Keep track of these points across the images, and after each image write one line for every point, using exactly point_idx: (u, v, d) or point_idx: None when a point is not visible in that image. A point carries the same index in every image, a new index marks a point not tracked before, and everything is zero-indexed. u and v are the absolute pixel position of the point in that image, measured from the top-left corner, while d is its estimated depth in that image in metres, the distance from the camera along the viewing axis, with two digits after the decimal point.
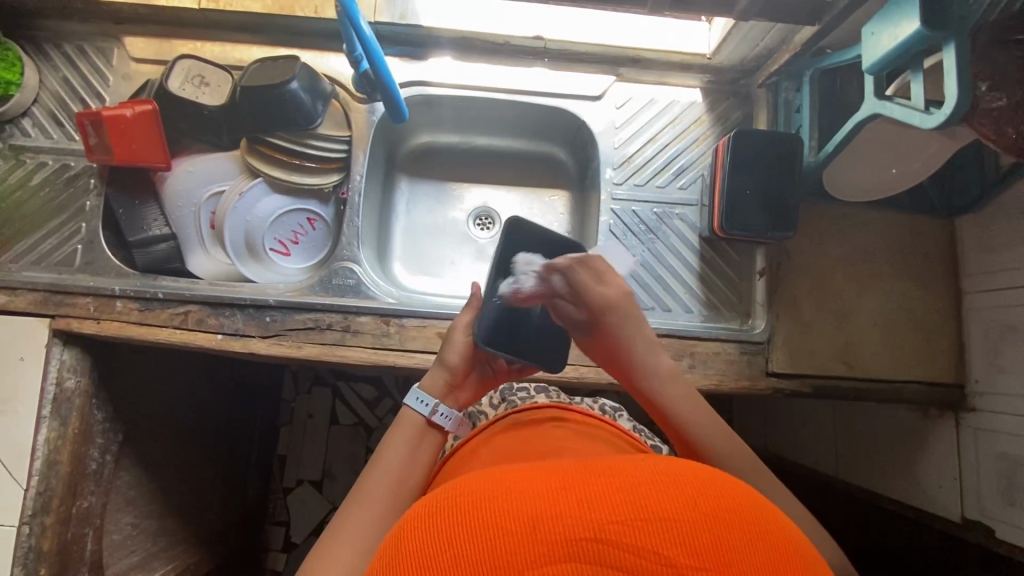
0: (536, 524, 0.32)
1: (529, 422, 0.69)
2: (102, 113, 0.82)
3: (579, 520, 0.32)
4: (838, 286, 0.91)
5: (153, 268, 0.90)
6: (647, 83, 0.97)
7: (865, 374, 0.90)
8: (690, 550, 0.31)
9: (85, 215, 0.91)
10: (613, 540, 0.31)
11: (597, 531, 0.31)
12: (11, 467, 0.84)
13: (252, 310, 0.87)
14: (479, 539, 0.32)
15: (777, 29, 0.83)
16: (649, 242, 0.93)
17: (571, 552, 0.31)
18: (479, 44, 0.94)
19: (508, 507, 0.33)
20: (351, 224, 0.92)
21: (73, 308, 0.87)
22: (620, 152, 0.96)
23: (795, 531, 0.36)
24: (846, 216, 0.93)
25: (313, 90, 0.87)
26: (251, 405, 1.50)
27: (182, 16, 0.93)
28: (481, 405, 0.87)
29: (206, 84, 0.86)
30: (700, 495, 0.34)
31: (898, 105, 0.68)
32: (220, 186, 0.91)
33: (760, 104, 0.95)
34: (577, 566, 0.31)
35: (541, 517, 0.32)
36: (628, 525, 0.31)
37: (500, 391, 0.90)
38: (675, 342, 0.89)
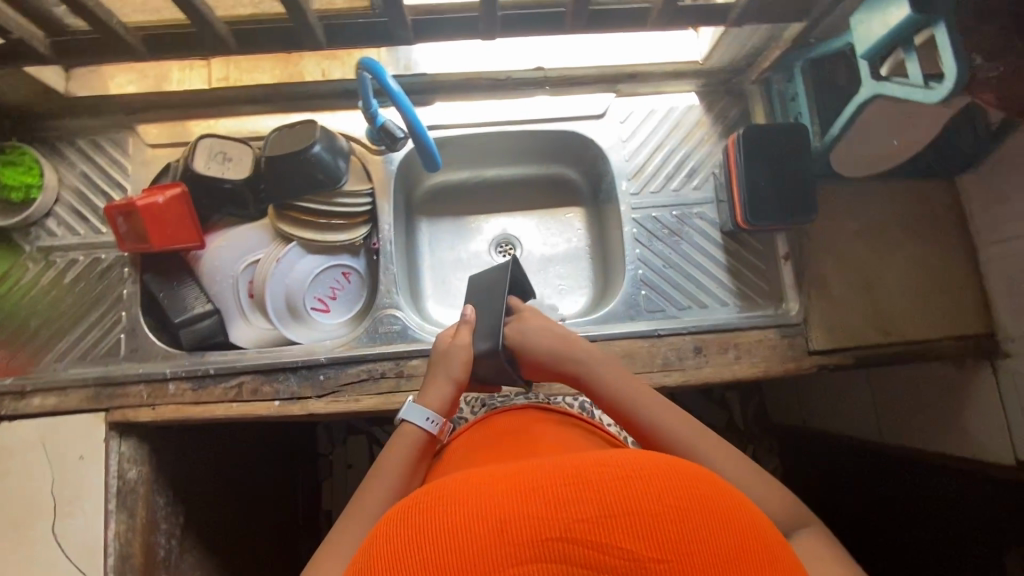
0: (504, 527, 0.36)
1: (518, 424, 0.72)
2: (135, 203, 0.83)
3: (546, 520, 0.35)
4: (859, 258, 0.95)
5: (199, 345, 0.90)
6: (646, 95, 1.01)
7: (900, 338, 0.94)
8: (647, 542, 0.35)
9: (123, 304, 0.92)
10: (581, 538, 0.35)
11: (564, 532, 0.35)
12: (86, 567, 0.83)
13: (305, 371, 0.88)
14: (452, 544, 0.36)
15: (764, 28, 0.87)
16: (675, 244, 0.97)
17: (538, 550, 0.34)
18: (483, 82, 0.98)
19: (479, 513, 0.37)
20: (387, 271, 0.94)
21: (127, 399, 0.87)
22: (631, 163, 1.00)
23: (751, 506, 0.41)
24: (856, 191, 0.97)
25: (333, 149, 0.88)
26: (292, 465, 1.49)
27: (194, 97, 0.95)
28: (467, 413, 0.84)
29: (230, 159, 0.88)
30: (660, 488, 0.37)
31: (898, 84, 0.72)
32: (254, 256, 0.92)
33: (754, 99, 1.00)
34: (544, 564, 0.34)
35: (512, 521, 0.36)
36: (591, 524, 0.35)
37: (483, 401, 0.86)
38: (717, 336, 0.92)
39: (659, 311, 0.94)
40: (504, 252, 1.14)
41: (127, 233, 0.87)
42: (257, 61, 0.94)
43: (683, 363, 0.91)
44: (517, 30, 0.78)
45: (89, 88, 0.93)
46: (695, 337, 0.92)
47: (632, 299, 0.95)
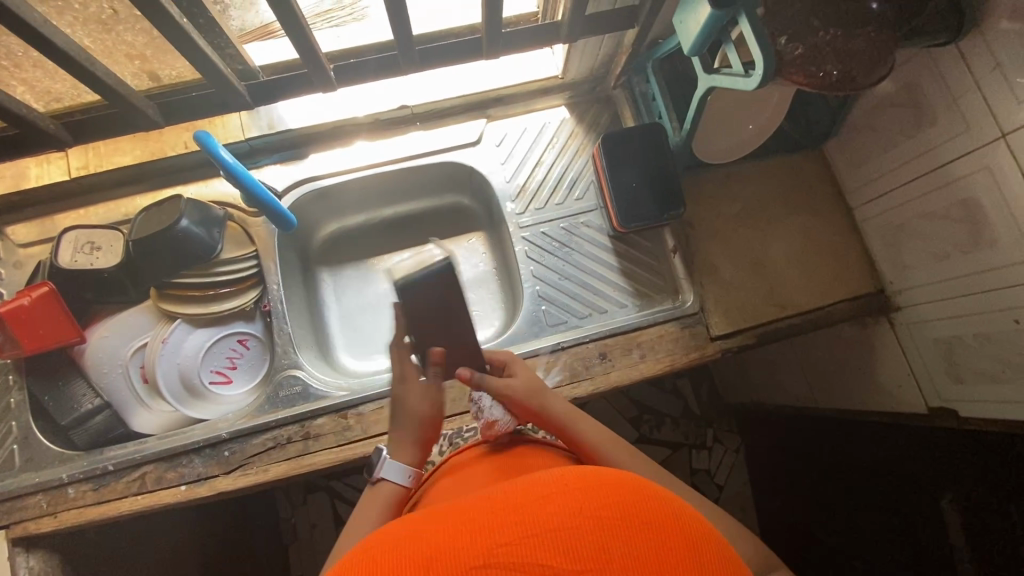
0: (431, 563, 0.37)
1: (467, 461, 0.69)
2: (0, 310, 0.81)
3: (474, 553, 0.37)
4: (744, 239, 0.98)
5: (97, 443, 0.88)
6: (517, 115, 1.03)
7: (797, 309, 0.96)
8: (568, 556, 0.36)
9: (12, 413, 0.88)
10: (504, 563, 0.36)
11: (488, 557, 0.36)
12: None
13: (209, 449, 0.86)
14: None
15: (608, 37, 0.90)
16: (567, 256, 0.98)
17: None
18: (353, 128, 0.98)
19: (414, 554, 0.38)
20: (282, 331, 0.93)
21: (26, 511, 0.84)
22: (513, 184, 1.01)
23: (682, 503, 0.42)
24: (731, 175, 1.00)
25: (205, 220, 0.87)
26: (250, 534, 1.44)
27: (58, 190, 0.93)
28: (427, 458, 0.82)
29: (99, 247, 0.86)
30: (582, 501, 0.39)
31: (724, 75, 0.75)
32: (140, 340, 0.90)
33: (621, 102, 1.02)
34: None
35: (447, 539, 0.38)
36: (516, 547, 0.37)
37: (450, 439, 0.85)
38: (620, 339, 0.93)
39: (561, 323, 0.95)
40: None
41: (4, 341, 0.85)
42: (118, 143, 0.93)
43: (590, 372, 0.91)
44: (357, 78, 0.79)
45: None
46: (598, 344, 0.93)
47: (534, 316, 0.96)
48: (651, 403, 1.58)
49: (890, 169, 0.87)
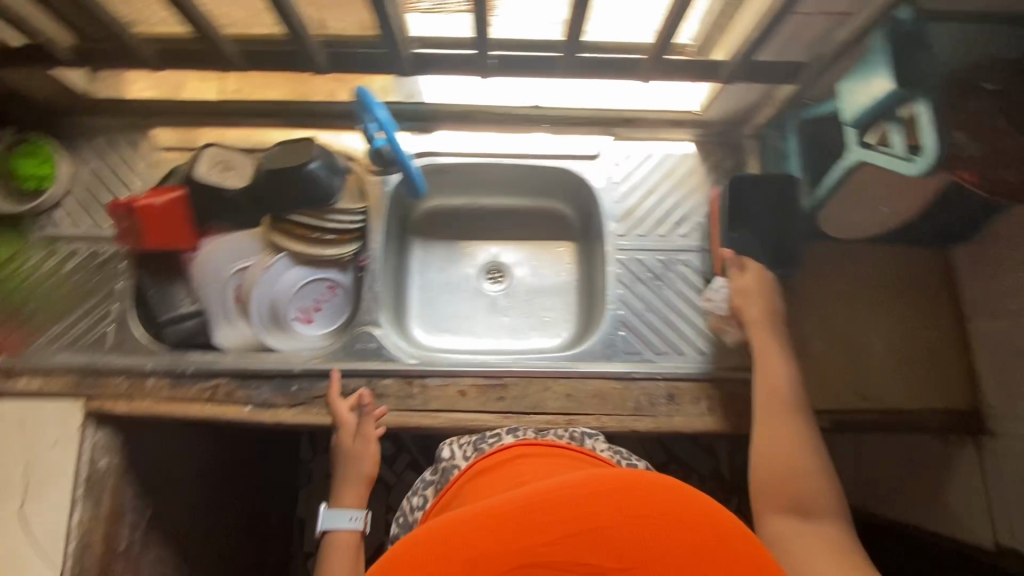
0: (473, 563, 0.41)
1: (492, 465, 0.71)
2: (134, 204, 0.87)
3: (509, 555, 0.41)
4: (841, 320, 0.95)
5: (184, 344, 0.94)
6: (642, 139, 1.03)
7: (878, 405, 0.92)
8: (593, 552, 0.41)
9: (114, 298, 0.95)
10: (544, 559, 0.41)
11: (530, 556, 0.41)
12: (46, 550, 0.85)
13: (279, 379, 0.90)
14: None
15: (760, 87, 0.89)
16: (658, 289, 0.96)
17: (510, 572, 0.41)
18: (484, 115, 1.00)
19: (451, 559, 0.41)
20: (371, 289, 0.97)
21: (106, 389, 0.90)
22: (621, 206, 1.00)
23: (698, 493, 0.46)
24: (845, 251, 0.96)
25: (331, 167, 0.91)
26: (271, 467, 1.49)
27: (208, 108, 1.00)
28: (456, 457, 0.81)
29: (232, 168, 0.92)
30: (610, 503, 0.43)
31: (879, 152, 0.73)
32: (244, 262, 0.94)
33: (750, 152, 1.01)
34: None
35: (482, 536, 0.43)
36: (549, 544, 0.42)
37: (472, 442, 0.84)
38: (690, 386, 0.91)
39: (636, 354, 0.94)
40: (493, 279, 1.15)
41: (126, 230, 0.91)
42: (270, 78, 0.99)
43: (654, 410, 0.90)
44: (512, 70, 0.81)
45: (110, 89, 0.99)
46: (669, 384, 0.91)
47: (611, 340, 0.95)
48: (683, 454, 1.55)
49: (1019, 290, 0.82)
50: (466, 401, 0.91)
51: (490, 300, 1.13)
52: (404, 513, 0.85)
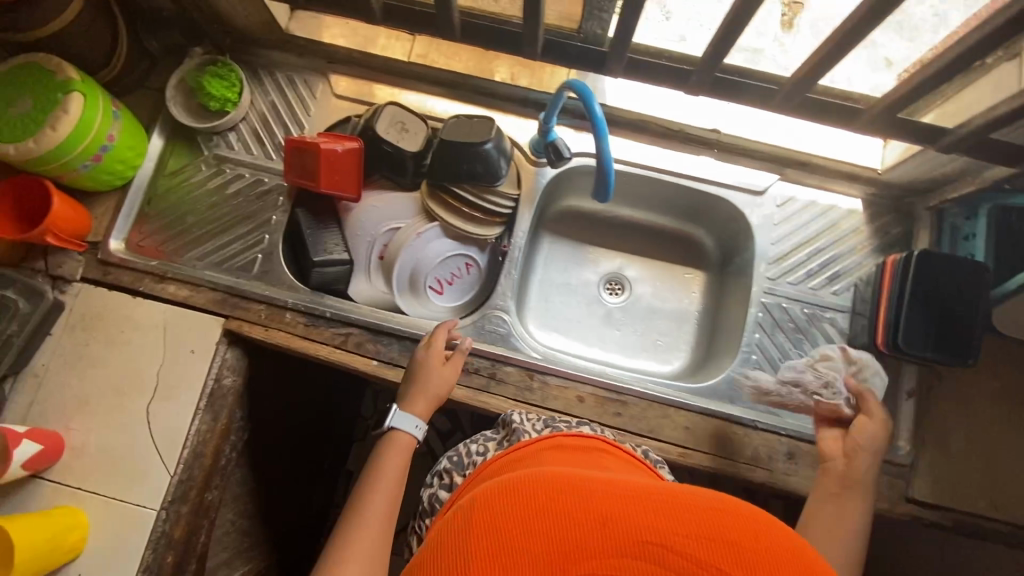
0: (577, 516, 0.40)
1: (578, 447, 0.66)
2: (315, 145, 0.88)
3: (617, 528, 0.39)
4: (987, 420, 0.89)
5: (324, 287, 0.96)
6: (809, 186, 0.99)
7: (1011, 519, 0.86)
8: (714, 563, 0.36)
9: (269, 228, 0.98)
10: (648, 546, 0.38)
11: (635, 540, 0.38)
12: (162, 451, 0.89)
13: (409, 342, 0.92)
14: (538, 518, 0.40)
15: (967, 162, 0.84)
16: (797, 342, 0.94)
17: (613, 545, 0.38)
18: (655, 128, 0.99)
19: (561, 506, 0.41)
20: (509, 275, 0.97)
21: (246, 312, 0.94)
22: (776, 248, 0.98)
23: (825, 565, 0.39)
24: (1005, 350, 0.91)
25: (502, 150, 0.92)
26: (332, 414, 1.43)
27: (390, 66, 1.02)
28: (527, 424, 0.79)
29: (407, 130, 0.93)
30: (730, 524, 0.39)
31: None
32: (396, 222, 0.98)
33: (923, 224, 0.96)
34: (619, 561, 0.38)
35: (589, 503, 0.41)
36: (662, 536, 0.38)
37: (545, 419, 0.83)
38: (813, 449, 0.88)
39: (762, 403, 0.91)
40: (612, 291, 1.14)
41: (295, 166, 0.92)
42: (457, 50, 1.00)
43: (771, 463, 0.87)
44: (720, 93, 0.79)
45: (305, 31, 1.02)
46: (791, 443, 0.89)
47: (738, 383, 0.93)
48: None
49: None
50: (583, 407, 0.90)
51: (608, 311, 1.12)
52: (460, 455, 0.83)
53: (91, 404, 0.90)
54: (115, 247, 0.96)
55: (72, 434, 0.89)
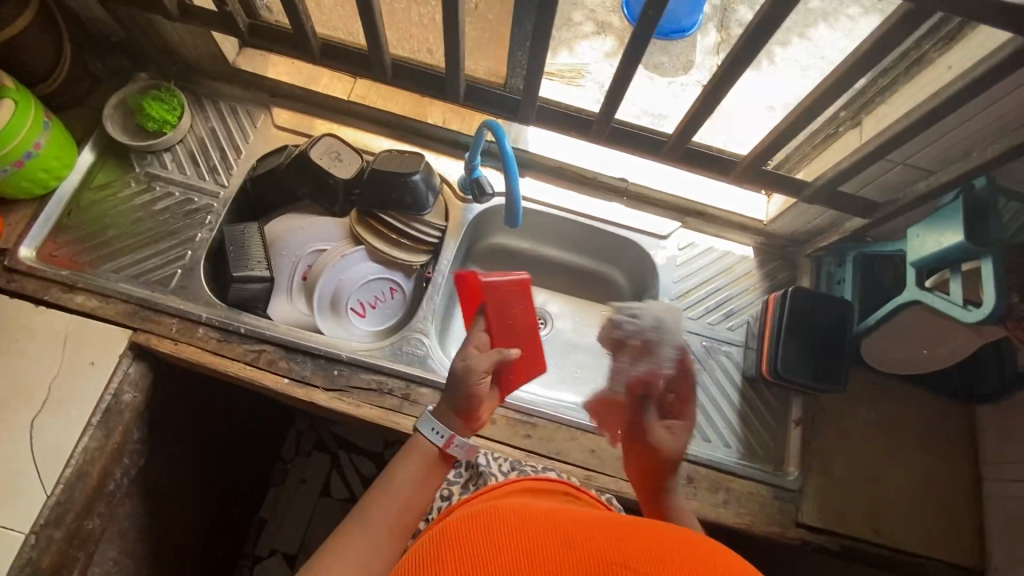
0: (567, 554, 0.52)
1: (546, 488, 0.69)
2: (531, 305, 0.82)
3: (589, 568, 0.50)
4: (866, 449, 0.97)
5: (241, 305, 0.96)
6: (707, 233, 1.10)
7: (890, 542, 0.92)
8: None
9: (192, 245, 0.99)
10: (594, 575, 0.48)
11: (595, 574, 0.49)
12: (42, 470, 0.83)
13: (322, 360, 0.92)
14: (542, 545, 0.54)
15: (831, 214, 0.96)
16: (697, 372, 1.01)
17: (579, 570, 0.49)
18: (571, 174, 1.09)
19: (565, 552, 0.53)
20: (430, 300, 1.01)
21: (156, 326, 0.92)
22: (678, 286, 1.07)
23: None
24: (878, 384, 1.00)
25: (430, 183, 0.99)
26: (247, 451, 1.38)
27: (329, 103, 1.09)
28: (493, 466, 0.83)
29: (341, 160, 0.99)
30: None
31: (939, 297, 0.79)
32: (323, 245, 1.02)
33: (804, 271, 1.07)
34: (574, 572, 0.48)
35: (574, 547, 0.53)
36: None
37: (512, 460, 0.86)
38: (711, 474, 0.93)
39: None
40: None
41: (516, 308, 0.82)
42: (394, 94, 1.08)
43: None
44: (623, 139, 0.89)
45: (251, 66, 1.08)
46: (690, 467, 0.93)
47: None
48: None
49: None
50: (496, 429, 0.92)
51: None
52: None
53: None
54: (24, 255, 0.94)
55: None
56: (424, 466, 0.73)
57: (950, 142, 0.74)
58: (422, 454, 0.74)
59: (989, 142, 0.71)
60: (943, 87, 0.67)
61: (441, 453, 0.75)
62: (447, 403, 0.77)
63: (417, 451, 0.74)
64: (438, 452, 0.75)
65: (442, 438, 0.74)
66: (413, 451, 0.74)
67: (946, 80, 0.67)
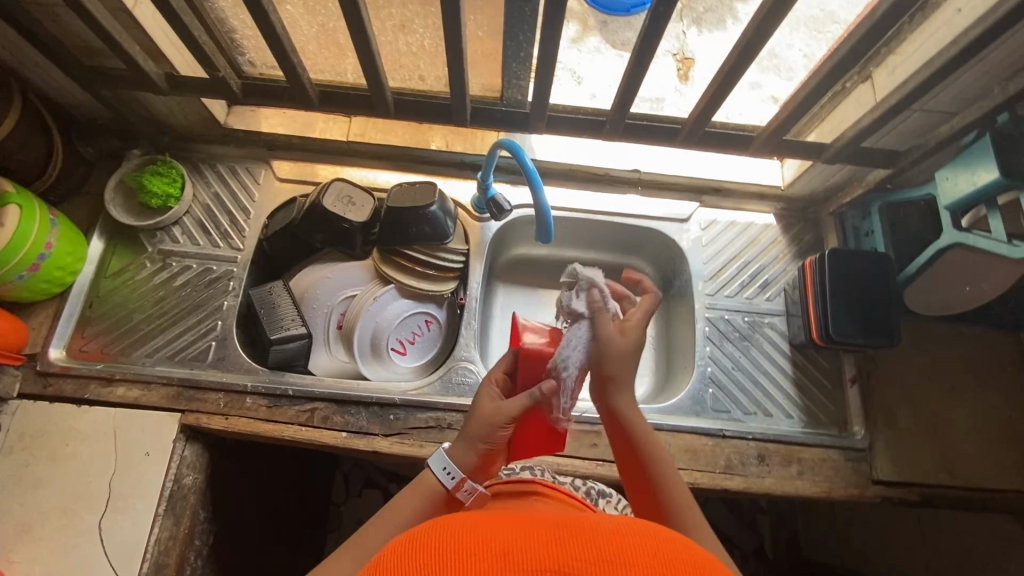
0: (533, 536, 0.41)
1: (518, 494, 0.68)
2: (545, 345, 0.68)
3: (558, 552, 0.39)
4: (926, 395, 0.97)
5: (282, 366, 0.95)
6: (727, 208, 1.10)
7: (966, 483, 0.92)
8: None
9: (221, 314, 0.98)
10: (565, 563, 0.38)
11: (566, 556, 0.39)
12: (120, 570, 0.82)
13: (376, 407, 0.91)
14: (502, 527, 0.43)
15: (850, 170, 0.96)
16: (745, 349, 1.00)
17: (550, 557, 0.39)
18: (583, 174, 1.08)
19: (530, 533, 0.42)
20: (468, 326, 1.00)
21: (204, 404, 0.90)
22: (709, 266, 1.06)
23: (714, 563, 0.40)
24: (925, 328, 1.00)
25: (448, 210, 0.98)
26: (303, 504, 1.37)
27: (328, 147, 1.07)
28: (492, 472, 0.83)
29: (354, 203, 0.97)
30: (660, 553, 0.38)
31: (981, 236, 0.79)
32: (352, 290, 1.01)
33: (829, 229, 1.07)
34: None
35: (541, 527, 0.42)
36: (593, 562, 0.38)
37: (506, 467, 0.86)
38: (781, 448, 0.93)
39: (725, 412, 0.96)
40: None
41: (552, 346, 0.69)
42: (392, 126, 1.07)
43: (745, 469, 0.91)
44: (636, 133, 0.89)
45: (244, 123, 1.07)
46: (758, 445, 0.93)
47: (699, 396, 0.97)
48: (728, 526, 1.49)
49: None
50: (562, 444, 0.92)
51: None
52: None
53: (35, 532, 0.83)
54: (55, 357, 0.92)
55: (13, 567, 0.81)
56: (428, 511, 0.63)
57: (971, 81, 0.73)
58: (429, 496, 0.63)
59: (1012, 75, 0.70)
60: (962, 29, 0.66)
61: (448, 497, 0.64)
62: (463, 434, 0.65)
63: (422, 493, 0.63)
64: (446, 494, 0.63)
65: (452, 480, 0.64)
66: (419, 491, 0.63)
67: (961, 23, 0.67)
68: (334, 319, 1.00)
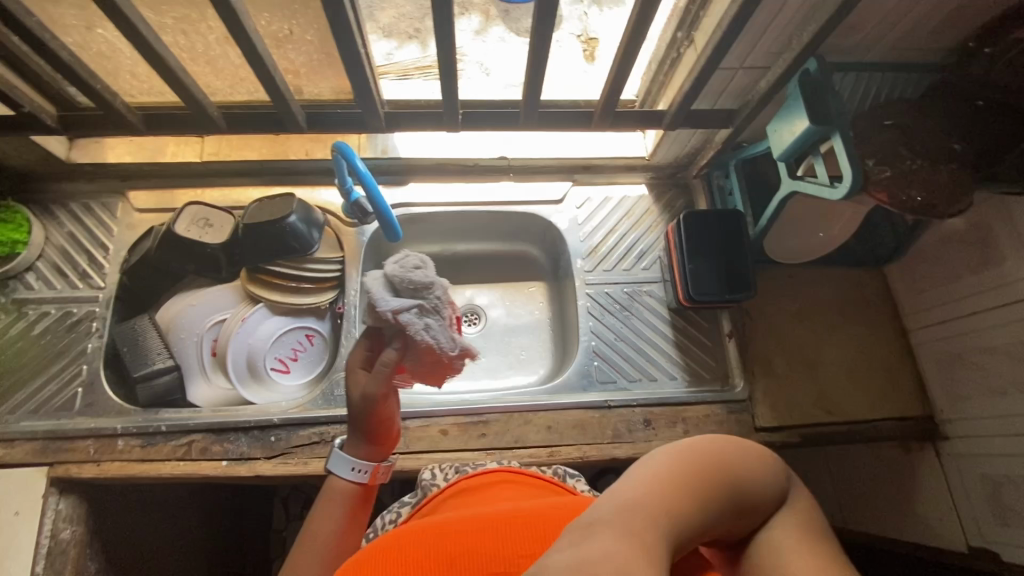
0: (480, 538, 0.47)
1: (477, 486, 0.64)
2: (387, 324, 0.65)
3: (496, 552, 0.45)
4: (800, 340, 1.00)
5: (156, 402, 0.92)
6: (600, 184, 1.11)
7: (843, 418, 0.96)
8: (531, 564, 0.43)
9: (86, 357, 0.94)
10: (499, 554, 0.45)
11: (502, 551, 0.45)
12: None
13: (257, 431, 0.89)
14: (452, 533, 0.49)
15: (700, 132, 0.98)
16: (625, 319, 1.03)
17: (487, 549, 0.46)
18: (452, 167, 1.08)
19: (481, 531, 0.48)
20: (349, 334, 0.98)
21: (73, 453, 0.87)
22: (586, 243, 1.08)
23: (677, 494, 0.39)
24: (793, 276, 1.04)
25: (309, 220, 0.96)
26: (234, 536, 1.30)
27: (184, 170, 1.03)
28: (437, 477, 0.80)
29: (211, 225, 0.94)
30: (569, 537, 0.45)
31: (809, 183, 0.82)
32: (221, 315, 0.98)
33: (698, 191, 1.09)
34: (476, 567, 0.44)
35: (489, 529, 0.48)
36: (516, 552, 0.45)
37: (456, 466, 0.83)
38: (666, 410, 0.95)
39: (611, 382, 0.98)
40: (469, 322, 1.16)
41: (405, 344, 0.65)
42: (248, 140, 1.04)
43: (632, 436, 0.93)
44: (480, 121, 0.90)
45: (88, 156, 1.01)
46: (644, 411, 0.95)
47: (585, 371, 0.99)
48: None
49: (954, 298, 0.91)
50: (452, 439, 0.91)
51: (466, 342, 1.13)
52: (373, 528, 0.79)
53: None
54: None
55: None
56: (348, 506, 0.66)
57: (774, 35, 0.76)
58: (341, 494, 0.67)
59: (805, 26, 0.73)
60: None
61: (363, 489, 0.68)
62: (352, 431, 0.69)
63: (337, 494, 0.67)
64: (361, 488, 0.68)
65: (360, 473, 0.68)
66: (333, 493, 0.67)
67: None
68: (206, 345, 0.97)
